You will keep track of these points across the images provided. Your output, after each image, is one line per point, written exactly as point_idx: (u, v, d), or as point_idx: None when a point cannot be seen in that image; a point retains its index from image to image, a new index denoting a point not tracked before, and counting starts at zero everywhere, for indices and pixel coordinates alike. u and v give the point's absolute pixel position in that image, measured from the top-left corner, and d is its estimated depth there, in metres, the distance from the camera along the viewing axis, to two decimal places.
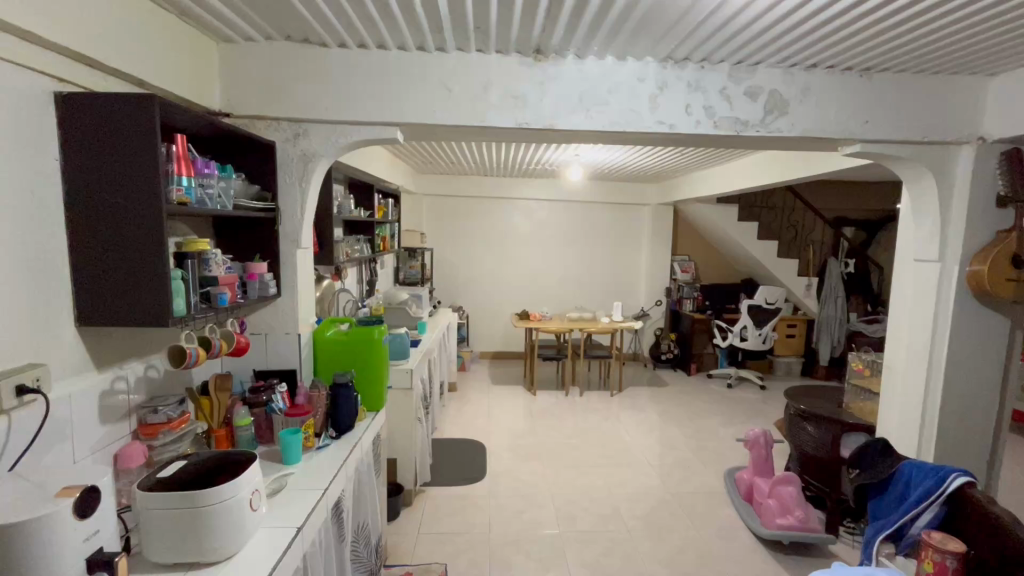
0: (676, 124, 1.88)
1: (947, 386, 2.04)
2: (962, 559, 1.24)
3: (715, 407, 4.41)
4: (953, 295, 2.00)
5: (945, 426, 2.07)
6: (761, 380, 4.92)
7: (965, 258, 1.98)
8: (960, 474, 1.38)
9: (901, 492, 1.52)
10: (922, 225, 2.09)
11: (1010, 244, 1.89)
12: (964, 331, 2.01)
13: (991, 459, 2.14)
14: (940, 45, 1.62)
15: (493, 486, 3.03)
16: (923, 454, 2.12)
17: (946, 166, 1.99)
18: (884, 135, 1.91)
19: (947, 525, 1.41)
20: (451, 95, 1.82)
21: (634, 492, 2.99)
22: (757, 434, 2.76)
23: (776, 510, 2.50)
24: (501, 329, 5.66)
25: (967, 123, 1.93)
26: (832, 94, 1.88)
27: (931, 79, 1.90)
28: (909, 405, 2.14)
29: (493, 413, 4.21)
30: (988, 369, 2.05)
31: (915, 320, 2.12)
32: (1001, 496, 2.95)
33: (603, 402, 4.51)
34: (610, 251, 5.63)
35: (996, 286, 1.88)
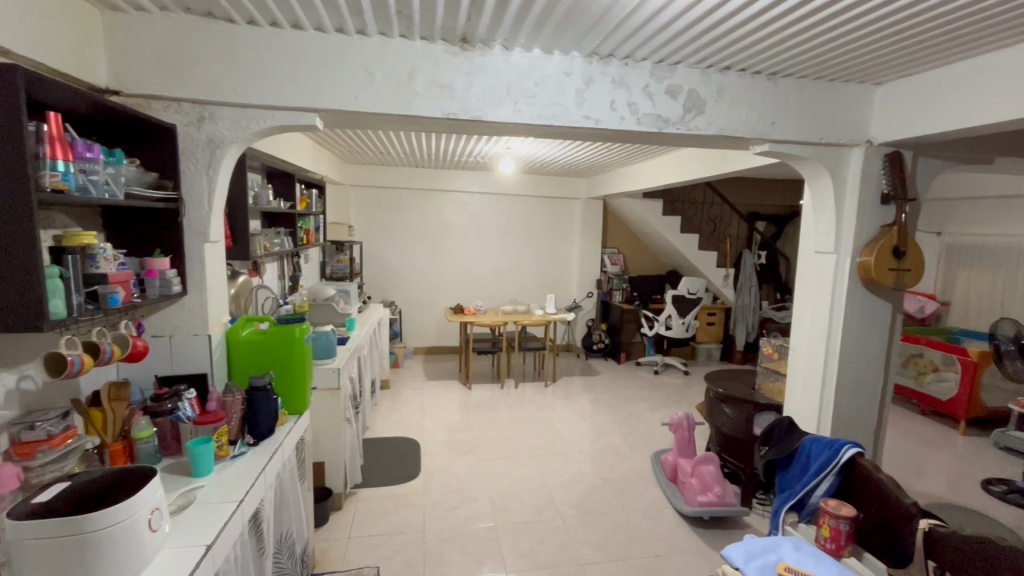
0: (601, 119, 1.92)
1: (842, 367, 2.25)
2: (852, 522, 1.38)
3: (643, 393, 4.61)
4: (847, 283, 2.20)
5: (841, 403, 2.28)
6: (685, 366, 5.22)
7: (856, 251, 2.19)
8: (852, 445, 1.52)
9: (803, 464, 1.66)
10: (820, 220, 2.29)
11: (892, 237, 2.11)
12: (856, 316, 2.23)
13: (877, 429, 2.39)
14: (835, 54, 1.76)
15: (427, 484, 2.98)
16: (822, 429, 2.33)
17: (840, 166, 2.18)
18: (788, 135, 2.05)
19: (841, 493, 1.55)
20: (374, 81, 1.74)
21: (567, 480, 3.07)
22: (681, 417, 2.91)
23: (698, 488, 2.65)
24: (435, 323, 5.58)
25: (857, 127, 2.12)
26: (744, 96, 2.00)
27: (828, 86, 2.07)
28: (811, 384, 2.34)
29: (427, 409, 4.14)
30: (876, 349, 2.28)
31: (815, 308, 2.32)
32: (886, 462, 3.32)
33: (537, 393, 4.59)
34: (543, 244, 5.70)
35: (881, 276, 2.10)
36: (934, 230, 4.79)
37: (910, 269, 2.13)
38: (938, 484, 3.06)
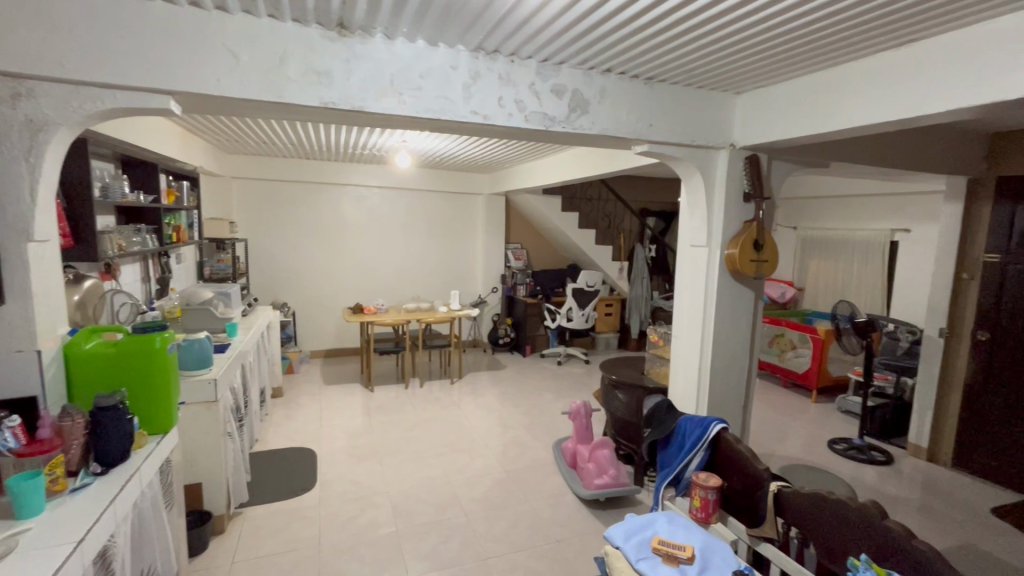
0: (489, 115, 1.91)
1: (715, 350, 2.48)
2: (718, 492, 1.52)
3: (547, 384, 4.75)
4: (717, 274, 2.42)
5: (714, 382, 2.51)
6: (586, 355, 5.46)
7: (725, 244, 2.41)
8: (719, 422, 1.67)
9: (679, 441, 1.79)
10: (694, 216, 2.48)
11: (753, 232, 2.35)
12: (725, 303, 2.46)
13: (745, 404, 2.66)
14: (700, 62, 1.91)
15: (324, 495, 2.82)
16: (700, 407, 2.55)
17: (709, 166, 2.39)
18: (664, 137, 2.20)
19: (710, 465, 1.70)
20: (239, 64, 1.59)
21: (472, 475, 3.07)
22: (579, 405, 3.02)
23: (596, 471, 2.78)
24: (334, 325, 5.30)
25: (722, 132, 2.33)
26: (624, 98, 2.11)
27: (697, 93, 2.25)
28: (690, 367, 2.55)
29: (326, 415, 3.92)
30: (742, 332, 2.54)
31: (691, 298, 2.53)
32: (755, 432, 3.73)
33: (443, 390, 4.54)
34: (446, 240, 5.64)
35: (744, 266, 2.33)
36: (791, 225, 5.44)
37: (768, 261, 2.39)
38: (796, 447, 3.50)
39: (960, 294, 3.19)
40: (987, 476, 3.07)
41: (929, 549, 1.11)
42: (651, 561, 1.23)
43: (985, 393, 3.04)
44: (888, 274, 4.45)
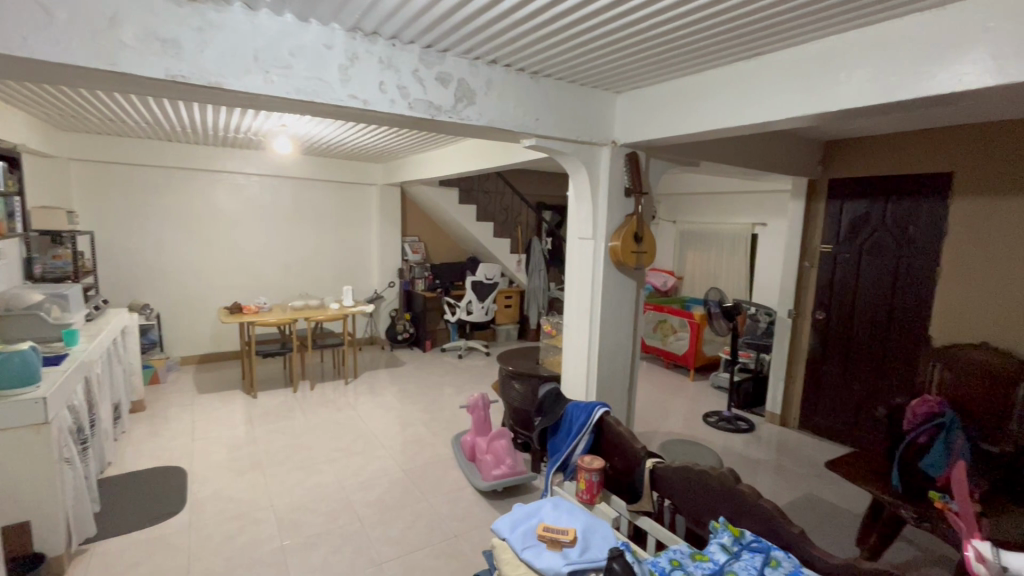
0: (370, 101, 1.81)
1: (602, 338, 2.61)
2: (601, 473, 1.60)
3: (447, 378, 4.70)
4: (603, 265, 2.54)
5: (603, 368, 2.64)
6: (486, 348, 5.49)
7: (608, 237, 2.53)
8: (601, 406, 1.75)
9: (566, 427, 1.85)
10: (581, 210, 2.58)
11: (633, 225, 2.50)
12: (610, 292, 2.59)
13: (630, 387, 2.84)
14: (581, 60, 1.97)
15: (195, 516, 2.53)
16: (590, 393, 2.67)
17: (594, 162, 2.49)
18: (550, 132, 2.25)
19: (595, 447, 1.78)
20: (56, 23, 1.33)
21: (367, 479, 2.94)
22: (476, 398, 3.00)
23: (493, 463, 2.81)
24: (209, 327, 4.78)
25: (604, 129, 2.44)
26: (511, 92, 2.12)
27: (580, 90, 2.33)
28: (579, 354, 2.66)
29: (199, 427, 3.53)
30: (626, 319, 2.69)
31: (580, 288, 2.63)
32: (642, 411, 4.01)
33: (337, 391, 4.30)
34: (338, 233, 5.33)
35: (626, 258, 2.47)
36: (671, 219, 5.91)
37: (647, 252, 2.55)
38: (676, 423, 3.82)
39: (803, 280, 3.68)
40: (825, 435, 3.60)
41: (772, 505, 1.27)
42: (535, 549, 1.25)
43: (823, 364, 3.55)
44: (749, 263, 5.02)
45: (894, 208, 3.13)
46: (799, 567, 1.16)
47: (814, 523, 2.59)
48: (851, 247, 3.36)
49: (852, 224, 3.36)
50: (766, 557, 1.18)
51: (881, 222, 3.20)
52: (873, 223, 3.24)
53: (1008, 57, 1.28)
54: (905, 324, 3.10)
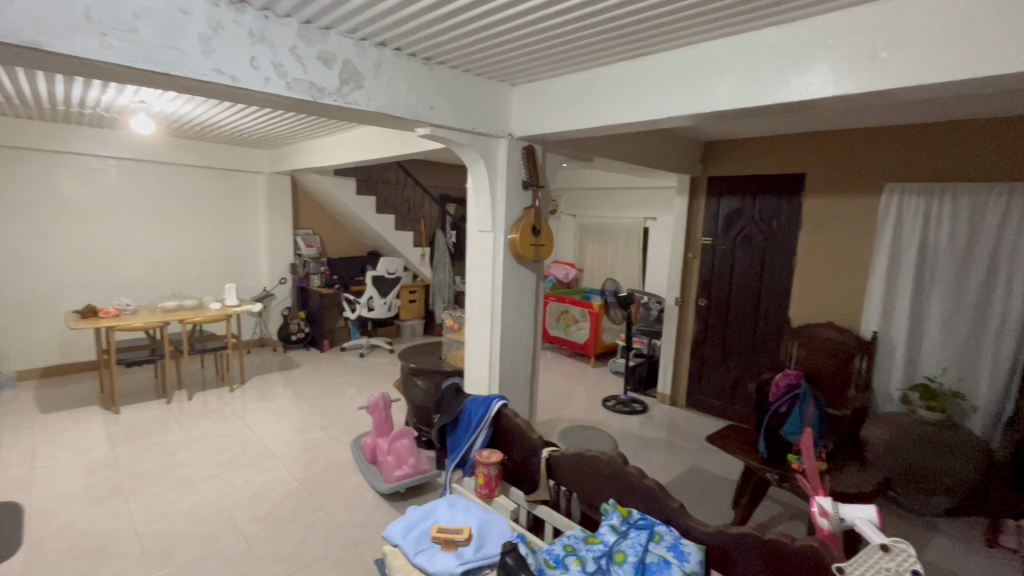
0: (239, 77, 1.62)
1: (503, 330, 2.61)
2: (499, 466, 1.60)
3: (348, 379, 4.47)
4: (502, 258, 2.54)
5: (505, 361, 2.65)
6: (390, 345, 5.30)
7: (507, 230, 2.53)
8: (499, 398, 1.74)
9: (465, 422, 1.82)
10: (479, 202, 2.56)
11: (531, 217, 2.52)
12: (510, 286, 2.60)
13: (532, 378, 2.88)
14: (473, 49, 1.93)
15: (35, 557, 2.15)
16: (492, 386, 2.67)
17: (491, 154, 2.47)
18: (445, 121, 2.19)
19: (493, 441, 1.78)
20: None
21: (255, 493, 2.70)
22: (377, 398, 2.87)
23: (395, 464, 2.71)
24: (55, 334, 4.10)
25: (500, 121, 2.43)
26: (402, 77, 2.02)
27: (475, 80, 2.29)
28: (482, 348, 2.66)
29: (43, 452, 3.01)
30: (527, 311, 2.73)
31: (480, 281, 2.62)
32: (546, 400, 4.12)
33: (220, 400, 3.90)
34: (218, 225, 4.83)
35: (524, 250, 2.49)
36: (571, 213, 6.12)
37: (544, 244, 2.59)
38: (577, 409, 3.97)
39: (687, 270, 3.97)
40: (708, 411, 3.94)
41: (655, 483, 1.34)
42: (428, 552, 1.23)
43: (704, 347, 3.88)
44: (642, 255, 5.35)
45: (760, 204, 3.50)
46: (678, 538, 1.24)
47: (697, 494, 2.83)
48: (726, 239, 3.70)
49: (726, 218, 3.69)
50: (650, 533, 1.24)
51: (750, 217, 3.56)
52: (744, 218, 3.60)
53: (842, 71, 1.46)
54: (770, 307, 3.50)
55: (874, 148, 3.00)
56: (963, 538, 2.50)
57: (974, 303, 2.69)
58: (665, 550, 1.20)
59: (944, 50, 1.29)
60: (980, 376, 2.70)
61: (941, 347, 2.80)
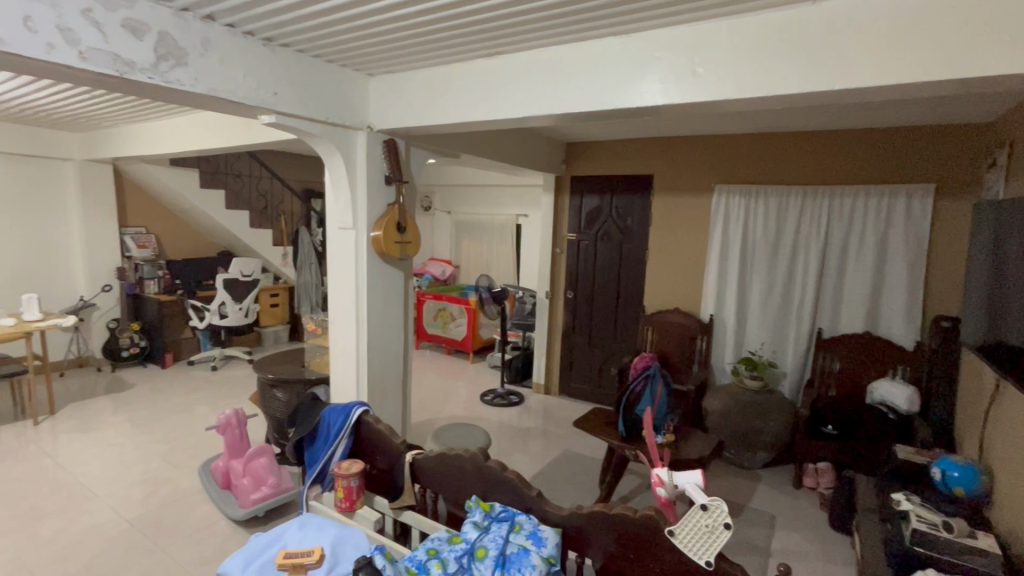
0: (8, 40, 1.32)
1: (370, 331, 2.49)
2: (360, 477, 1.52)
3: (197, 396, 3.95)
4: (366, 257, 2.42)
5: (373, 363, 2.53)
6: (250, 354, 4.79)
7: (370, 227, 2.42)
8: (360, 406, 1.65)
9: (324, 433, 1.70)
10: (338, 198, 2.41)
11: (395, 214, 2.43)
12: (376, 285, 2.49)
13: (404, 379, 2.80)
14: (319, 33, 1.78)
15: None
16: (360, 391, 2.53)
17: (349, 147, 2.33)
18: (292, 109, 2.01)
19: (355, 450, 1.68)
20: None
21: (69, 543, 2.26)
22: (228, 416, 2.56)
23: (251, 486, 2.44)
24: None
25: (357, 113, 2.30)
26: (237, 56, 1.81)
27: (327, 67, 2.14)
28: (348, 352, 2.51)
29: None
30: (396, 311, 2.63)
31: (343, 281, 2.47)
32: (424, 400, 4.04)
33: (21, 436, 3.21)
34: (11, 223, 3.95)
35: (388, 248, 2.40)
36: (446, 209, 6.07)
37: (410, 242, 2.52)
38: (456, 406, 3.96)
39: (555, 264, 4.15)
40: (578, 396, 4.19)
41: (515, 475, 1.37)
42: None
43: (573, 336, 4.11)
44: (516, 251, 5.51)
45: (617, 202, 3.79)
46: (537, 525, 1.28)
47: (569, 476, 2.99)
48: (589, 234, 3.94)
49: (588, 215, 3.94)
50: (510, 524, 1.27)
51: (609, 214, 3.84)
52: (603, 215, 3.87)
53: (670, 82, 1.61)
54: (628, 297, 3.82)
55: (705, 154, 3.42)
56: (778, 484, 2.97)
57: (781, 287, 3.21)
58: (524, 538, 1.22)
59: (745, 70, 1.49)
60: (787, 347, 3.23)
61: (759, 325, 3.29)
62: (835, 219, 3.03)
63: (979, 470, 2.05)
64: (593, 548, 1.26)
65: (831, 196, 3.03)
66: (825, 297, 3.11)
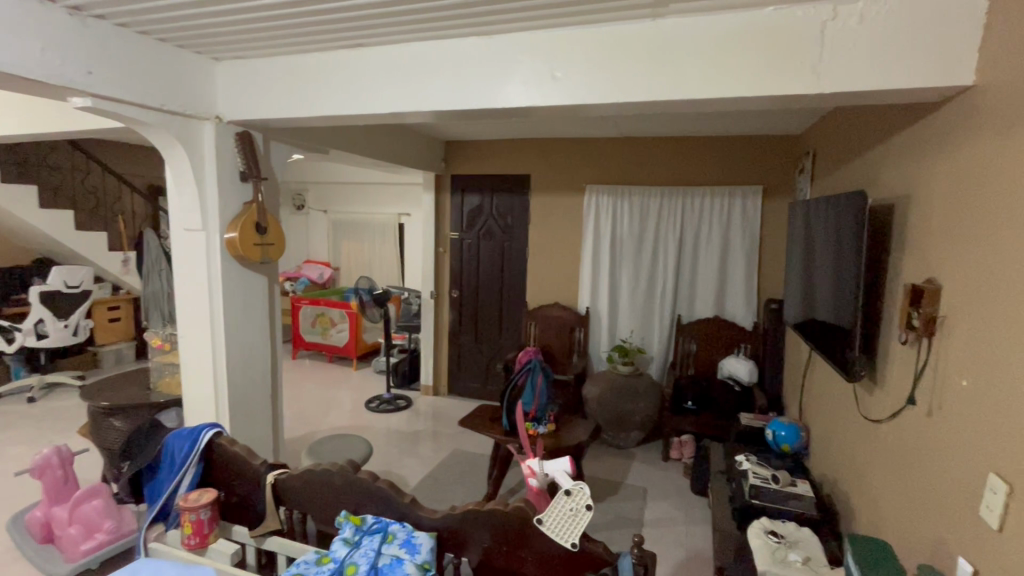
0: None
1: (229, 343, 2.25)
2: (213, 506, 1.36)
3: (7, 435, 3.25)
4: (219, 261, 2.17)
5: (235, 379, 2.28)
6: (82, 378, 4.07)
7: (223, 227, 2.17)
8: (210, 427, 1.48)
9: (168, 463, 1.49)
10: (182, 196, 2.13)
11: (253, 213, 2.21)
12: (234, 293, 2.25)
13: (274, 393, 2.57)
14: (144, 6, 1.55)
15: None
16: (220, 410, 2.27)
17: (192, 139, 2.07)
18: (113, 92, 1.73)
19: (207, 478, 1.50)
20: None
21: None
22: (47, 454, 2.12)
23: (80, 535, 2.05)
24: None
25: (202, 100, 2.06)
26: (28, 26, 1.50)
27: (160, 46, 1.87)
28: (202, 368, 2.24)
29: None
30: (259, 320, 2.40)
31: (194, 289, 2.20)
32: (302, 414, 3.75)
33: None
34: None
35: (246, 250, 2.18)
36: (321, 208, 5.70)
37: (273, 243, 2.31)
38: (338, 417, 3.74)
39: (439, 264, 4.10)
40: (467, 394, 4.19)
41: (387, 483, 1.32)
42: None
43: (459, 335, 4.10)
44: (399, 250, 5.36)
45: (496, 201, 3.86)
46: (411, 533, 1.24)
47: (458, 476, 2.98)
48: (471, 233, 3.96)
49: (469, 215, 3.95)
50: (383, 536, 1.22)
51: (489, 213, 3.89)
52: (484, 214, 3.91)
53: (534, 85, 1.66)
54: (511, 293, 3.91)
55: (576, 156, 3.62)
56: (650, 459, 3.24)
57: (646, 279, 3.50)
58: (397, 548, 1.19)
59: (599, 76, 1.59)
60: (653, 333, 3.55)
61: (629, 315, 3.57)
62: (688, 217, 3.38)
63: (799, 428, 2.45)
64: (470, 548, 1.26)
65: (684, 196, 3.37)
66: (682, 286, 3.46)
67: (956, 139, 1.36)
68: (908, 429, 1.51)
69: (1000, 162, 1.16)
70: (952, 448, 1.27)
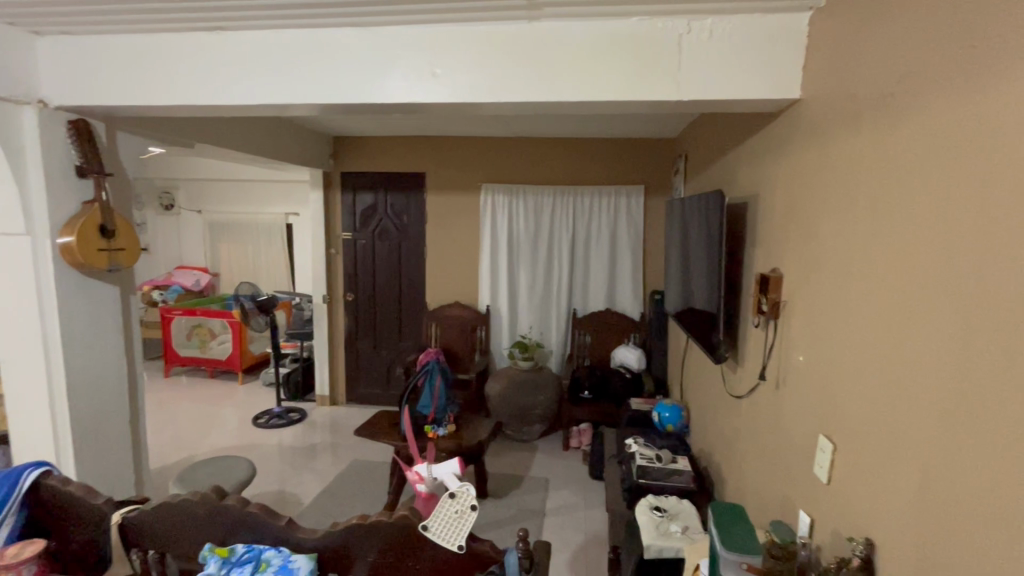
0: None
1: (70, 366, 1.93)
2: (39, 559, 1.15)
3: None
4: (52, 271, 1.86)
5: (79, 407, 1.97)
6: None
7: (56, 231, 1.86)
8: (36, 466, 1.26)
9: None
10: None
11: (95, 214, 1.90)
12: (74, 307, 1.94)
13: (133, 419, 2.26)
14: None
15: None
16: (61, 445, 1.95)
17: (7, 127, 1.75)
18: None
19: (33, 526, 1.27)
20: None
21: None
22: None
23: None
24: None
25: (18, 81, 1.74)
26: None
27: None
28: (34, 397, 1.91)
29: None
30: (111, 337, 2.09)
31: (18, 304, 1.86)
32: (175, 438, 3.35)
33: None
34: None
35: (88, 257, 1.87)
36: (194, 208, 5.14)
37: (124, 248, 2.01)
38: (220, 438, 3.39)
39: (331, 267, 3.87)
40: (368, 402, 4.02)
41: (260, 507, 1.22)
42: None
43: (357, 340, 3.92)
44: (288, 253, 5.00)
45: (391, 200, 3.74)
46: (288, 557, 1.15)
47: (357, 489, 2.84)
48: (365, 233, 3.79)
49: (362, 214, 3.78)
50: (255, 565, 1.12)
51: (384, 212, 3.76)
52: (378, 213, 3.76)
53: (415, 81, 1.62)
54: (410, 294, 3.82)
55: (471, 154, 3.62)
56: (552, 450, 3.34)
57: (543, 275, 3.60)
58: None
59: (480, 75, 1.59)
60: (551, 328, 3.66)
61: (528, 312, 3.65)
62: (580, 215, 3.53)
63: (681, 408, 2.66)
64: (355, 566, 1.20)
65: (575, 195, 3.51)
66: (577, 281, 3.61)
67: (790, 145, 1.55)
68: (762, 402, 1.70)
69: (821, 166, 1.34)
70: (793, 416, 1.45)
